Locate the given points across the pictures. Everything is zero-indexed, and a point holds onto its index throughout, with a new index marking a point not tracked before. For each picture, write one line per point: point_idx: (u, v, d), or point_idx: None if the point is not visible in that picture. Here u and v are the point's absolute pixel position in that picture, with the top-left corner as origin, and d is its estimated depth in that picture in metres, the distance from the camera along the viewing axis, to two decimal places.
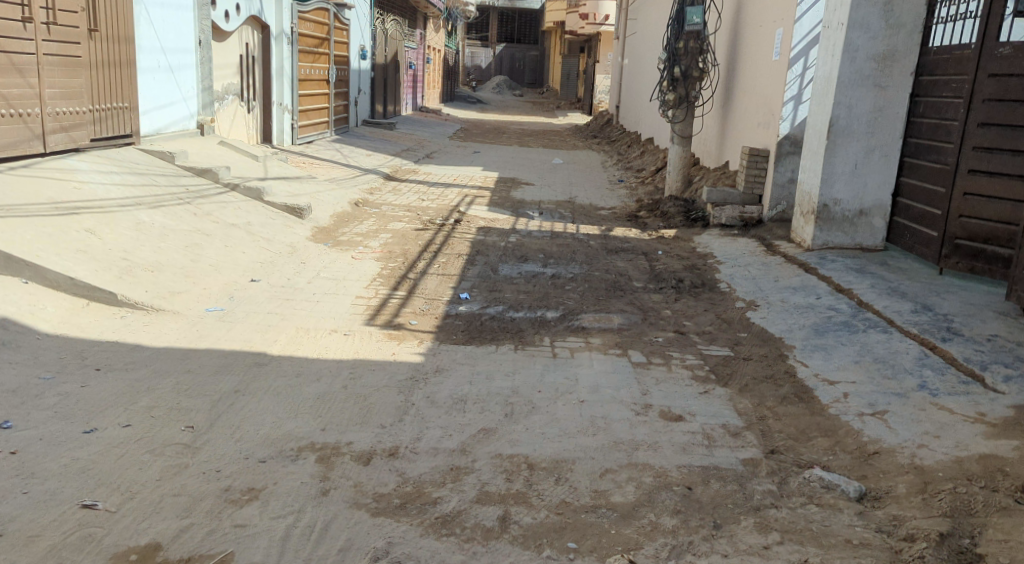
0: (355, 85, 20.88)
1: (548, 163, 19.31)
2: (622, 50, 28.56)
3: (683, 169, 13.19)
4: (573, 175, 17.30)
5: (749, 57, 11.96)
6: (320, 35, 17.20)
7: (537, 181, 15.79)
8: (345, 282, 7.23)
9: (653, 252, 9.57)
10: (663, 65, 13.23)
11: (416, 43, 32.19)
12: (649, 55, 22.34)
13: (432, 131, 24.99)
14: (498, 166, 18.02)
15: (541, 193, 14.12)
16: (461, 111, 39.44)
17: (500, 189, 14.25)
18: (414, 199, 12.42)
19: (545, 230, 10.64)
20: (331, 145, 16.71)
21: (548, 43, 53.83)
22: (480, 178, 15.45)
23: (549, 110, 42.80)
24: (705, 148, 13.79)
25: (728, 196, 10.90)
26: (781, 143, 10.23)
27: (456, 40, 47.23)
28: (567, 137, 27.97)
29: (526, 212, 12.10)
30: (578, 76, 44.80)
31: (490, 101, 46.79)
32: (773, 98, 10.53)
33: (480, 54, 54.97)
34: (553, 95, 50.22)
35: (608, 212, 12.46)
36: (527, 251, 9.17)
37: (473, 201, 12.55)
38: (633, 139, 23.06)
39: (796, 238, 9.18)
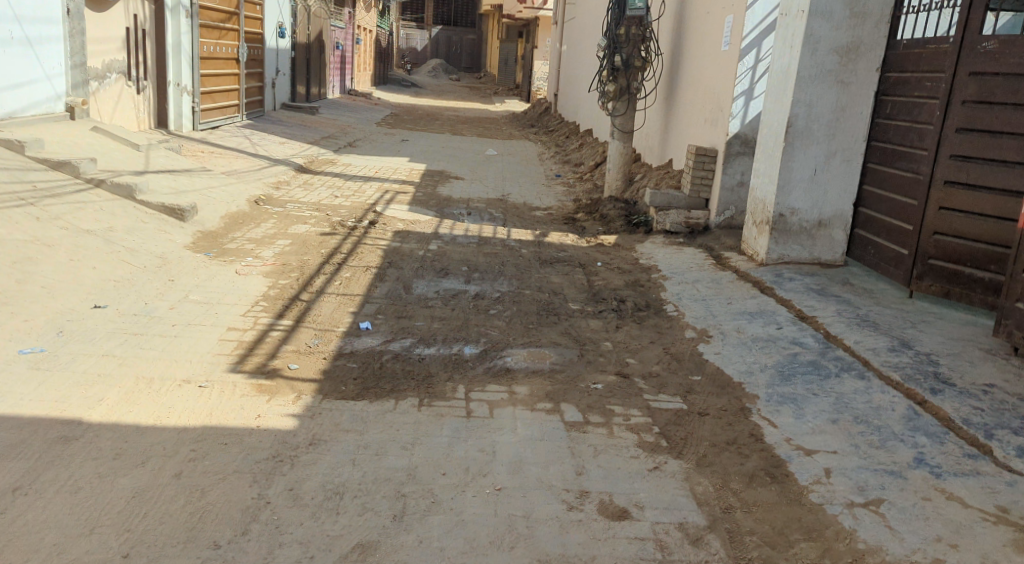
0: (271, 65, 19.37)
1: (481, 154, 18.13)
2: (560, 36, 27.47)
3: (623, 166, 12.18)
4: (508, 168, 16.15)
5: (695, 46, 10.95)
6: (228, 10, 15.65)
7: (467, 175, 14.62)
8: (215, 308, 6.09)
9: (589, 263, 8.53)
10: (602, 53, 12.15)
11: (346, 23, 30.66)
12: (588, 41, 21.29)
13: (360, 117, 23.59)
14: (427, 157, 16.77)
15: (470, 190, 12.95)
16: (395, 95, 37.99)
17: (426, 184, 13.05)
18: (326, 194, 11.15)
19: (470, 234, 9.52)
20: (241, 131, 15.24)
21: (486, 27, 52.49)
22: (405, 171, 14.19)
23: (486, 96, 41.58)
24: (647, 143, 12.79)
25: (673, 199, 9.91)
26: (730, 142, 9.26)
27: (389, 21, 45.63)
28: (504, 125, 26.82)
29: (451, 211, 10.95)
30: (516, 61, 43.63)
31: (425, 86, 45.35)
32: (722, 92, 9.54)
33: (415, 36, 53.41)
34: (491, 81, 48.97)
35: (541, 213, 11.35)
36: (448, 262, 8.02)
37: (391, 198, 11.35)
38: (571, 129, 22.03)
39: (748, 250, 8.10)
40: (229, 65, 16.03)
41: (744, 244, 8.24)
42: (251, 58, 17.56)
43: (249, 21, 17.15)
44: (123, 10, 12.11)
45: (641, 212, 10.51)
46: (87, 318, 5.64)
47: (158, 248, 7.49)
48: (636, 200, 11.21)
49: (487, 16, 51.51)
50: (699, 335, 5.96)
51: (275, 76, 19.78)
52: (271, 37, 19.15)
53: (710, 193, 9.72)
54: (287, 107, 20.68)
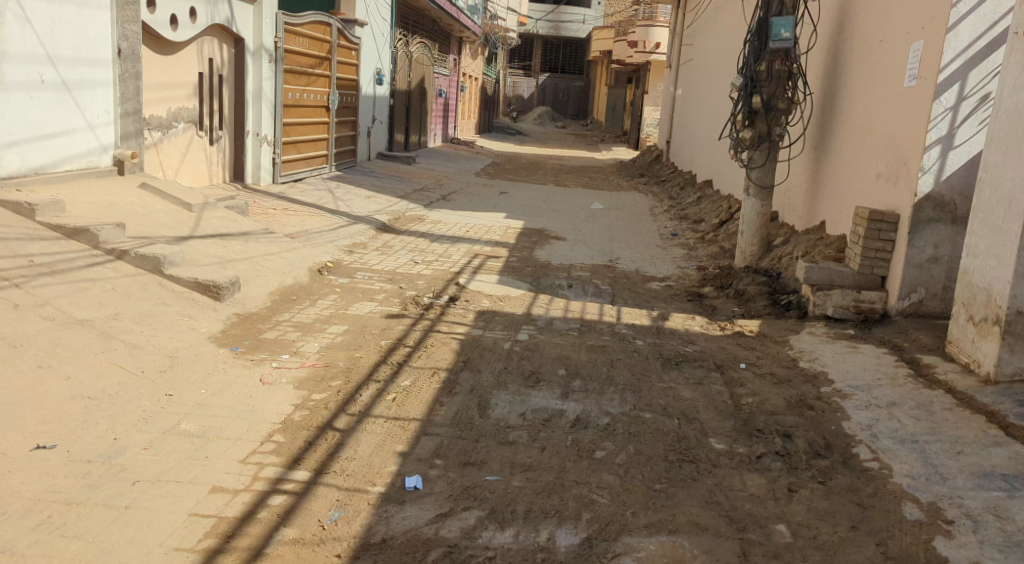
0: (366, 114, 17.85)
1: (587, 209, 16.28)
2: (673, 80, 25.59)
3: (761, 228, 10.02)
4: (616, 224, 14.23)
5: (857, 84, 8.91)
6: (320, 54, 14.12)
7: (571, 234, 12.72)
8: (203, 458, 3.94)
9: (732, 364, 6.42)
10: (734, 94, 10.09)
11: (449, 69, 29.35)
12: (708, 85, 19.36)
13: (456, 166, 22.09)
14: (526, 211, 15.03)
15: (573, 252, 11.02)
16: (498, 144, 36.66)
17: (523, 246, 11.20)
18: (405, 257, 9.41)
19: (576, 315, 7.55)
20: (323, 182, 13.83)
21: (593, 74, 51.10)
22: (500, 230, 12.45)
23: (593, 143, 39.91)
24: (788, 200, 10.67)
25: (834, 275, 7.78)
26: (919, 206, 7.32)
27: (494, 68, 44.56)
28: (610, 175, 25.01)
29: (548, 282, 9.00)
30: (624, 108, 41.92)
31: (529, 134, 44.03)
32: (908, 139, 7.56)
33: (521, 84, 52.40)
34: (597, 128, 47.43)
35: (657, 285, 9.27)
36: (540, 357, 6.06)
37: (482, 266, 9.49)
38: (685, 180, 19.99)
39: (962, 358, 6.05)
40: (319, 113, 14.47)
41: (953, 347, 6.22)
42: (343, 107, 16.07)
43: (342, 67, 15.64)
44: (195, 52, 10.26)
45: (792, 291, 8.29)
46: (8, 475, 3.63)
47: (176, 336, 5.53)
48: (782, 272, 8.98)
49: (595, 62, 50.12)
50: (931, 520, 3.88)
51: (370, 125, 18.26)
52: (367, 84, 17.65)
53: (890, 270, 7.63)
54: (381, 158, 19.28)
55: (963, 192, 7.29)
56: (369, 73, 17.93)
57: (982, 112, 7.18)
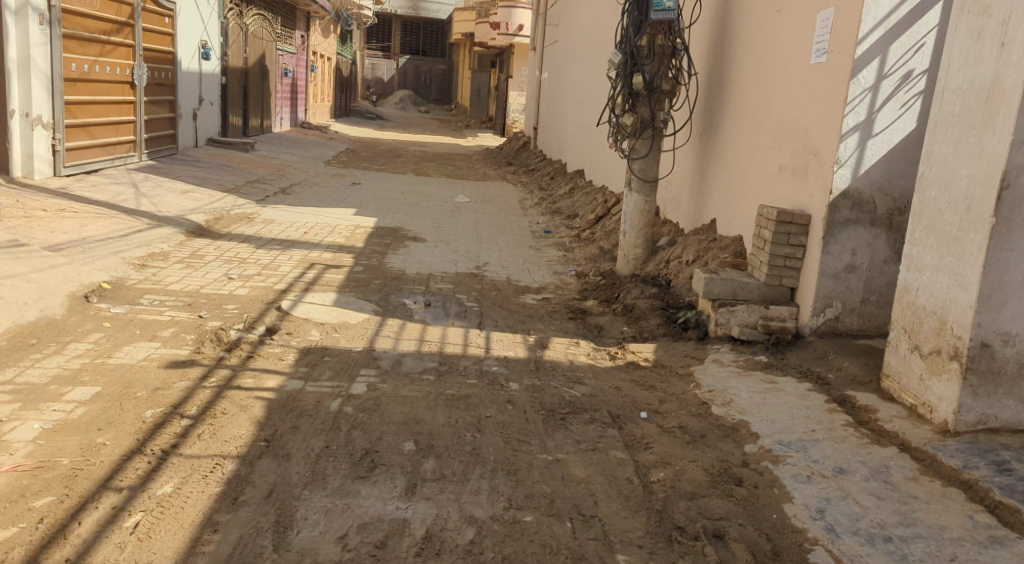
0: (186, 95, 16.11)
1: (450, 203, 14.71)
2: (537, 63, 24.30)
3: (646, 228, 8.76)
4: (482, 221, 12.75)
5: (749, 61, 7.68)
6: (115, 18, 12.10)
7: (431, 234, 11.12)
8: None
9: (631, 415, 5.05)
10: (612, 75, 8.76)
11: (295, 47, 27.00)
12: (575, 68, 18.13)
13: (303, 154, 20.03)
14: (381, 207, 13.31)
15: (431, 258, 9.44)
16: (354, 128, 34.48)
17: (373, 252, 9.53)
18: (218, 270, 7.58)
19: (432, 348, 5.99)
20: (132, 178, 11.67)
21: (455, 57, 49.46)
22: (347, 231, 10.71)
23: (457, 129, 38.34)
24: (673, 195, 9.45)
25: (738, 287, 6.52)
26: (835, 205, 6.12)
27: (350, 48, 42.12)
28: (474, 163, 23.52)
29: (399, 299, 7.39)
30: (488, 93, 40.47)
31: (390, 119, 41.94)
32: (817, 125, 6.32)
33: (380, 66, 50.05)
34: (462, 114, 45.86)
35: (532, 299, 7.85)
36: (381, 420, 4.47)
37: (318, 282, 7.77)
38: (555, 169, 18.74)
39: (906, 399, 4.92)
40: (120, 90, 12.52)
41: (892, 383, 5.11)
42: (154, 82, 14.03)
43: (149, 36, 13.61)
44: None
45: (689, 306, 7.02)
46: None
47: None
48: (675, 281, 7.71)
49: (457, 45, 48.51)
50: None
51: (191, 106, 16.50)
52: (184, 60, 15.91)
53: (801, 281, 6.44)
54: (210, 145, 17.59)
55: (882, 187, 6.13)
56: (188, 47, 16.13)
57: (903, 93, 6.01)
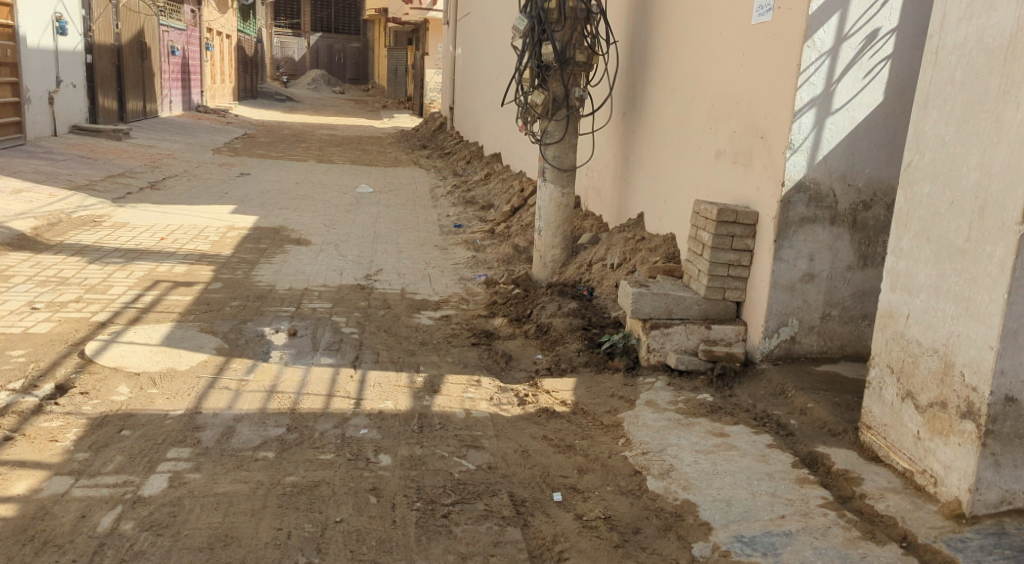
0: (36, 78, 14.88)
1: (350, 194, 13.15)
2: (451, 38, 22.74)
3: (565, 223, 7.43)
4: (384, 216, 11.28)
5: (674, 24, 6.20)
6: None
7: (319, 234, 9.63)
8: None
9: (540, 498, 3.72)
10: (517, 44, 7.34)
11: (186, 26, 25.01)
12: (488, 42, 16.58)
13: (190, 143, 18.23)
14: (267, 201, 11.72)
15: (311, 267, 7.97)
16: (262, 112, 32.51)
17: (241, 261, 8.04)
18: (19, 306, 6.16)
19: (280, 402, 4.57)
20: None
21: (371, 34, 47.36)
22: (217, 236, 9.20)
23: (373, 110, 36.48)
24: (596, 184, 8.09)
25: (673, 302, 5.04)
26: (788, 201, 4.66)
27: (256, 26, 39.90)
28: (387, 146, 21.92)
29: (254, 328, 5.93)
30: (405, 72, 38.66)
31: (302, 100, 39.91)
32: (761, 99, 4.89)
33: (291, 45, 47.71)
34: (381, 94, 44.00)
35: (428, 317, 6.40)
36: (170, 547, 3.10)
37: (155, 310, 6.29)
38: (471, 152, 17.31)
39: (898, 463, 3.72)
40: None
41: (875, 437, 3.89)
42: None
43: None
44: None
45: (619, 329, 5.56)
46: None
47: None
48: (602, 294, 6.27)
49: (372, 21, 46.39)
50: None
51: (45, 89, 15.22)
52: (31, 37, 14.60)
53: (751, 293, 4.95)
54: (75, 133, 16.23)
55: (843, 177, 4.71)
56: (37, 23, 14.77)
57: (867, 59, 4.59)
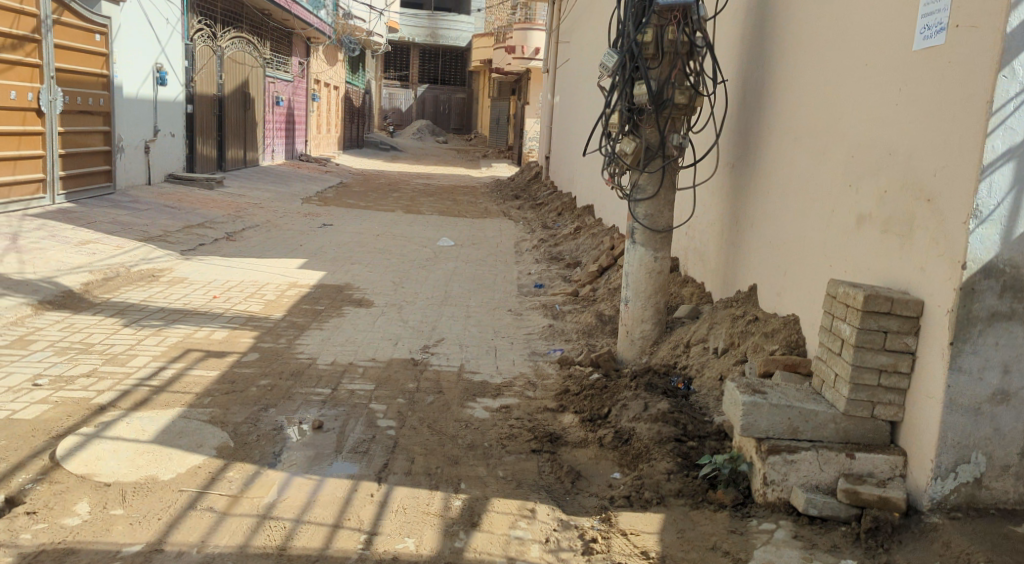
0: (133, 126, 14.22)
1: (430, 247, 12.24)
2: (551, 86, 21.88)
3: (660, 294, 6.10)
4: (460, 273, 10.30)
5: (797, 57, 4.99)
6: (9, 32, 10.50)
7: (385, 294, 8.68)
8: None
9: None
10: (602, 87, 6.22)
11: (291, 76, 25.14)
12: (587, 88, 15.53)
13: (281, 191, 17.88)
14: (339, 255, 10.90)
15: (363, 334, 7.00)
16: (363, 160, 32.55)
17: (288, 326, 7.15)
18: (17, 384, 5.40)
19: (270, 536, 3.53)
20: (20, 231, 9.66)
21: (476, 85, 47.36)
22: (274, 294, 8.39)
23: (472, 160, 36.01)
24: (696, 248, 6.81)
25: (798, 416, 3.76)
26: (974, 290, 3.33)
27: (364, 77, 40.41)
28: (481, 196, 21.13)
29: (274, 421, 4.94)
30: (508, 121, 38.15)
31: (405, 149, 39.98)
32: (926, 148, 3.61)
33: (398, 95, 48.10)
34: (483, 143, 43.75)
35: (482, 408, 5.22)
36: None
37: (169, 390, 5.38)
38: (564, 203, 16.27)
39: None
40: (19, 117, 10.95)
41: None
42: (77, 109, 12.28)
43: (65, 54, 11.88)
44: None
45: (724, 447, 4.24)
46: None
47: None
48: (702, 393, 4.93)
49: (478, 72, 46.37)
50: None
51: (143, 138, 14.71)
52: (130, 87, 14.02)
53: (908, 411, 3.61)
54: (170, 182, 15.69)
55: None
56: (135, 72, 14.19)
57: None
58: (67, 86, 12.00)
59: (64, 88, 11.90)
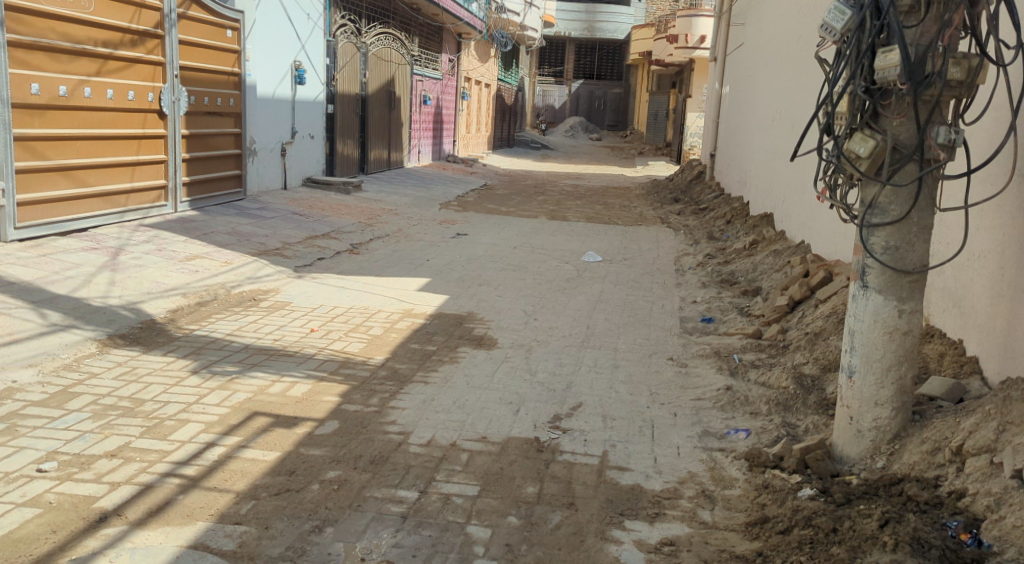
0: (269, 127, 12.58)
1: (575, 264, 10.47)
2: (720, 76, 19.61)
3: (899, 372, 4.41)
4: (611, 302, 8.49)
5: None
6: (126, 26, 8.73)
7: (514, 331, 6.99)
8: None
9: None
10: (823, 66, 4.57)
11: (438, 72, 23.86)
12: (766, 78, 13.31)
13: (423, 194, 16.55)
14: (468, 275, 9.32)
15: (478, 395, 5.32)
16: (512, 160, 31.11)
17: (387, 376, 5.55)
18: (17, 470, 3.89)
19: None
20: (124, 244, 7.88)
21: (633, 79, 45.00)
22: (383, 327, 6.84)
23: (627, 159, 33.98)
24: (964, 287, 5.14)
25: None
26: None
27: (516, 73, 38.90)
28: (635, 200, 19.16)
29: (325, 556, 3.36)
30: (667, 117, 35.71)
31: (557, 148, 38.27)
32: None
33: (551, 92, 46.38)
34: (639, 140, 41.47)
35: (631, 544, 3.58)
36: None
37: (204, 485, 3.80)
38: (733, 210, 14.12)
39: None
40: (140, 119, 9.18)
41: None
42: (204, 111, 10.43)
43: (193, 50, 10.10)
44: None
45: None
46: None
47: None
48: (1009, 558, 3.30)
49: (636, 66, 44.00)
50: None
51: (279, 140, 12.95)
52: (263, 87, 12.18)
53: None
54: (306, 187, 14.00)
55: None
56: (275, 69, 12.55)
57: None
58: (193, 84, 10.17)
59: (189, 87, 10.07)
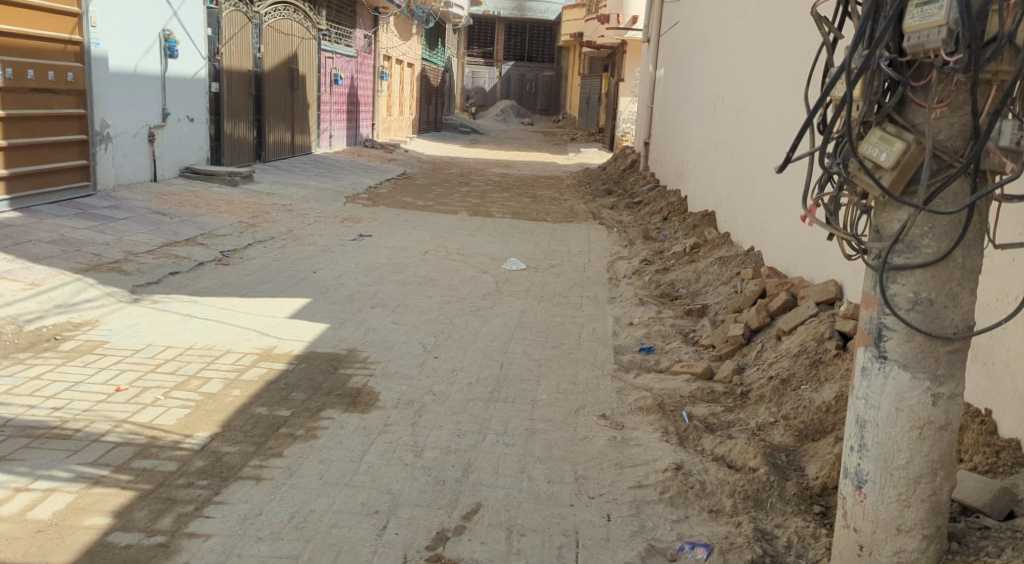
0: (129, 109, 10.67)
1: (491, 275, 8.93)
2: (654, 57, 18.28)
3: (939, 493, 2.95)
4: (529, 328, 6.98)
5: None
6: None
7: (400, 380, 5.41)
8: None
9: None
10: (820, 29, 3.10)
11: (353, 50, 21.99)
12: (705, 59, 11.91)
13: (329, 185, 14.79)
14: (360, 293, 7.68)
15: (329, 498, 3.74)
16: (439, 146, 29.39)
17: (201, 470, 3.91)
18: None
19: None
20: None
21: (566, 61, 43.60)
22: (224, 378, 5.18)
23: (559, 144, 32.57)
24: (998, 345, 3.77)
25: None
26: None
27: (443, 53, 37.06)
28: (567, 191, 17.73)
29: None
30: (600, 101, 34.39)
31: (487, 133, 36.65)
32: None
33: (481, 74, 44.63)
34: (572, 125, 40.14)
35: None
36: None
37: None
38: (670, 205, 12.77)
39: None
40: None
41: None
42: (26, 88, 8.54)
43: (5, 12, 8.21)
44: None
45: None
46: None
47: None
48: None
49: (568, 49, 42.59)
50: None
51: (144, 124, 11.06)
52: (119, 60, 10.32)
53: None
54: (184, 179, 12.14)
55: None
56: (134, 41, 10.65)
57: None
58: (6, 55, 8.28)
59: None
